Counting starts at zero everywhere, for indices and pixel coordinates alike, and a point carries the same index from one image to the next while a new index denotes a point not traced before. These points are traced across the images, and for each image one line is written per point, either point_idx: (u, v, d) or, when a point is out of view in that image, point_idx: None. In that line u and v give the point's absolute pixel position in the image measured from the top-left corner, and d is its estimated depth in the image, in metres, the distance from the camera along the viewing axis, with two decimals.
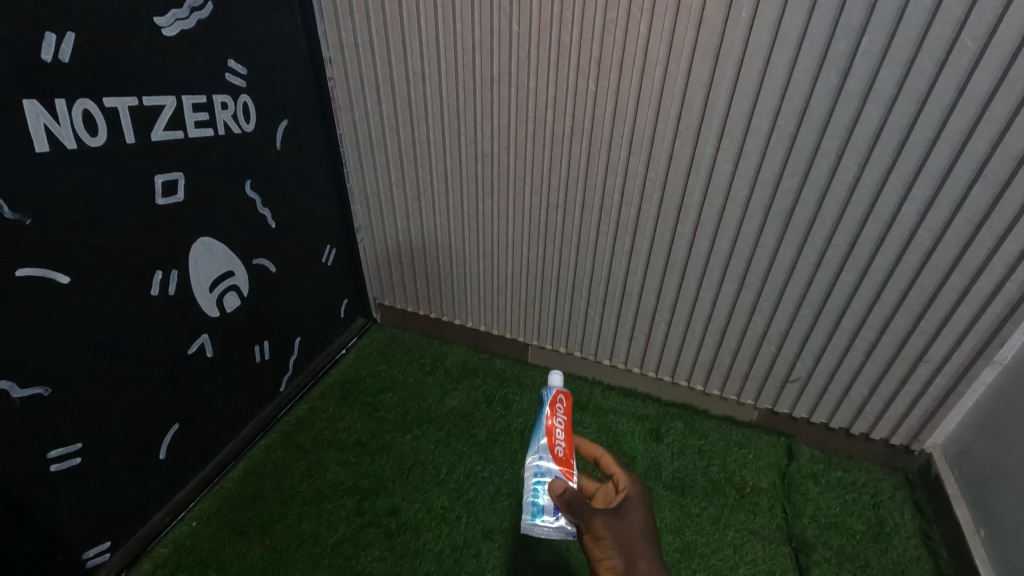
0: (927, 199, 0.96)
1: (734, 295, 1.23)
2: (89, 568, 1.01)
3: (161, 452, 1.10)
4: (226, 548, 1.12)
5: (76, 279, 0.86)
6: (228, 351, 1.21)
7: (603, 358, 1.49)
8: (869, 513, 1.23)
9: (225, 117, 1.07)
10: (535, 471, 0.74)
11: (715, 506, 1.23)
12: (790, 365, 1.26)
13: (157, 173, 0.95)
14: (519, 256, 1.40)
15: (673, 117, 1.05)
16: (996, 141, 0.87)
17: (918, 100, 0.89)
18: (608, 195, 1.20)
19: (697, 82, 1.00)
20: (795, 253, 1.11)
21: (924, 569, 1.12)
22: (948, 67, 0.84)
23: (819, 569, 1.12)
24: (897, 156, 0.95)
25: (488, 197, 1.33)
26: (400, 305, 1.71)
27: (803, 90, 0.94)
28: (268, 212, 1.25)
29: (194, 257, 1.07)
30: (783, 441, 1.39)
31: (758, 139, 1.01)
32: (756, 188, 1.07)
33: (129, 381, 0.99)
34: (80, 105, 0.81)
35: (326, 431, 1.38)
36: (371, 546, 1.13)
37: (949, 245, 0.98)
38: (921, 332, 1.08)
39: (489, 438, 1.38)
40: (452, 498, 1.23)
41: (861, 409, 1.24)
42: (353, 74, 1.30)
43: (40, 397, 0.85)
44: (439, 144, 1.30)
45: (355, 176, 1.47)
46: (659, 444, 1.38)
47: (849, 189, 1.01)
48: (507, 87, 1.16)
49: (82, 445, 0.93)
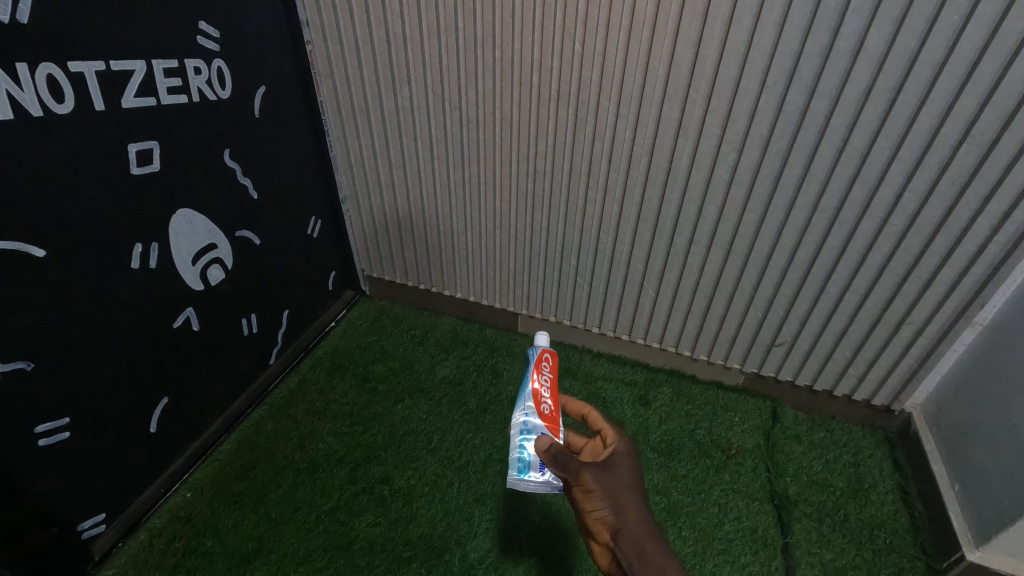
0: (913, 160, 0.96)
1: (722, 261, 1.23)
2: (86, 539, 1.02)
3: (151, 426, 1.10)
4: (222, 517, 1.14)
5: (52, 253, 0.84)
6: (215, 325, 1.20)
7: (592, 326, 1.49)
8: (849, 470, 1.27)
9: (199, 82, 1.03)
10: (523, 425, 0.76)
11: (701, 468, 1.26)
12: (776, 330, 1.28)
13: (131, 143, 0.92)
14: (508, 226, 1.39)
15: (661, 78, 1.03)
16: (985, 99, 0.87)
17: (909, 58, 0.87)
18: (595, 161, 1.19)
19: (685, 42, 0.98)
20: (782, 217, 1.11)
21: (900, 523, 1.16)
22: (939, 24, 0.83)
23: (800, 524, 1.15)
24: (886, 115, 0.94)
25: (474, 165, 1.31)
26: (388, 278, 1.70)
27: (792, 50, 0.93)
28: (250, 182, 1.23)
29: (174, 229, 1.05)
30: (768, 404, 1.42)
31: (747, 101, 1.00)
32: (744, 151, 1.06)
33: (114, 355, 0.98)
34: (43, 70, 0.77)
35: (318, 403, 1.39)
36: (365, 512, 1.15)
37: (934, 208, 0.99)
38: (904, 295, 1.10)
39: (480, 406, 1.39)
40: (443, 465, 1.25)
41: (845, 370, 1.26)
42: (332, 37, 1.25)
43: (22, 371, 0.84)
44: (423, 110, 1.28)
45: (339, 144, 1.44)
46: (647, 409, 1.40)
47: (837, 151, 1.00)
48: (490, 48, 1.12)
49: (69, 420, 0.93)
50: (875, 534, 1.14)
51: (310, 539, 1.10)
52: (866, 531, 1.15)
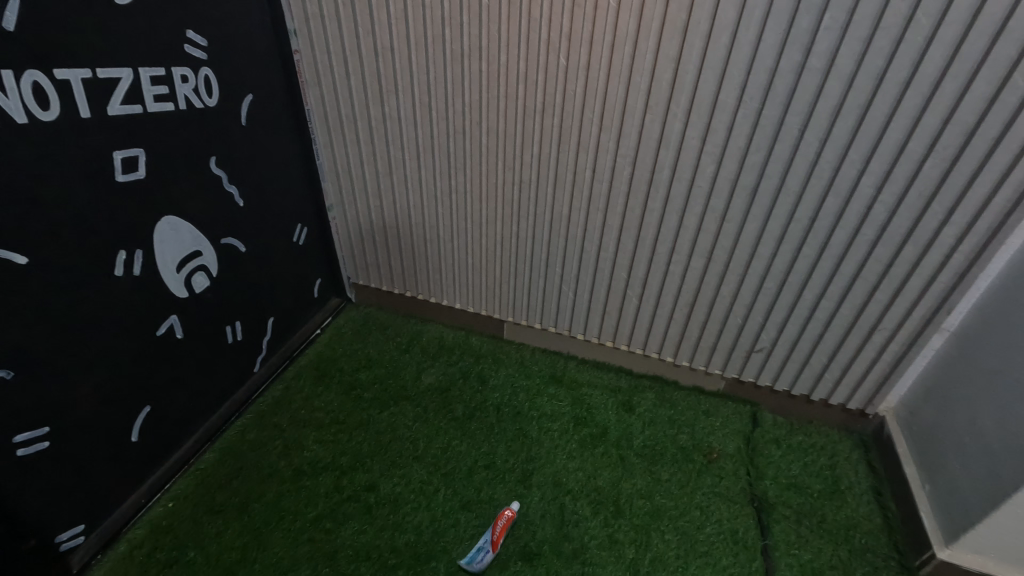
0: (883, 173, 1.00)
1: (702, 269, 1.26)
2: (64, 551, 1.01)
3: (133, 435, 1.09)
4: (204, 527, 1.13)
5: (34, 260, 0.83)
6: (199, 332, 1.20)
7: (576, 333, 1.52)
8: (826, 473, 1.30)
9: (186, 90, 1.04)
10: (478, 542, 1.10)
11: (683, 472, 1.28)
12: (755, 337, 1.31)
13: (117, 150, 0.92)
14: (493, 234, 1.41)
15: (643, 92, 1.06)
16: (948, 116, 0.91)
17: (876, 77, 0.92)
18: (580, 171, 1.21)
19: (666, 57, 1.01)
20: (760, 227, 1.15)
21: (875, 523, 1.20)
22: (904, 45, 0.87)
23: (779, 526, 1.18)
24: (856, 131, 0.98)
25: (460, 174, 1.33)
26: (374, 285, 1.70)
27: (768, 66, 0.96)
28: (236, 189, 1.23)
29: (159, 236, 1.04)
30: (748, 409, 1.45)
31: (725, 115, 1.04)
32: (723, 163, 1.09)
33: (97, 363, 0.97)
34: (28, 77, 0.77)
35: (303, 410, 1.38)
36: (350, 519, 1.15)
37: (902, 219, 1.03)
38: (875, 302, 1.14)
39: (466, 413, 1.40)
40: (429, 472, 1.26)
41: (821, 375, 1.30)
42: (319, 47, 1.26)
43: (1, 380, 0.83)
44: (410, 120, 1.29)
45: (325, 152, 1.44)
46: (631, 414, 1.42)
47: (811, 164, 1.04)
48: (477, 61, 1.15)
49: (49, 429, 0.91)
50: (851, 534, 1.17)
51: (295, 548, 1.10)
52: (842, 531, 1.18)
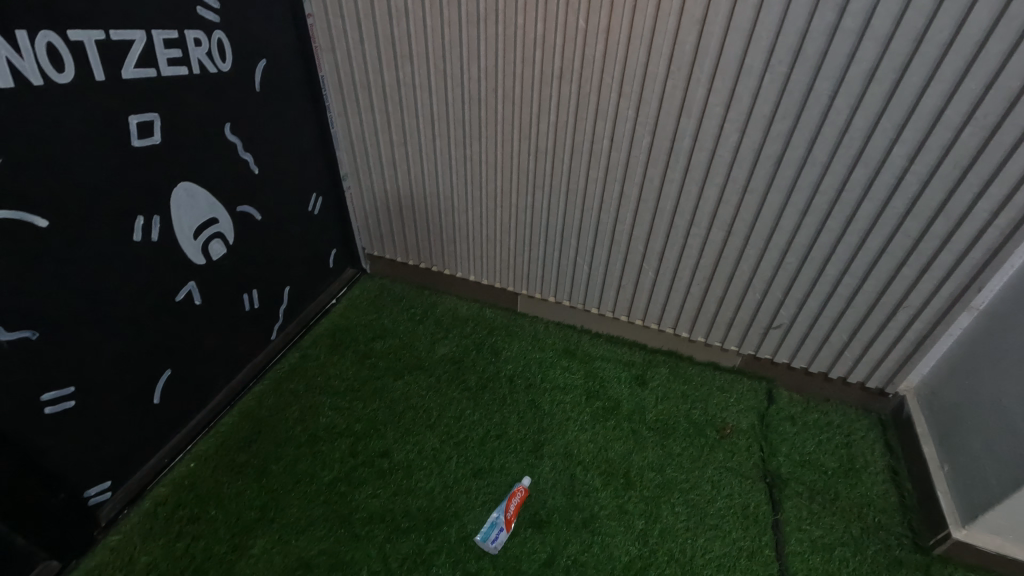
0: (916, 142, 0.96)
1: (721, 243, 1.23)
2: (92, 506, 1.05)
3: (154, 397, 1.12)
4: (224, 487, 1.16)
5: (55, 223, 0.85)
6: (216, 299, 1.21)
7: (591, 307, 1.51)
8: (841, 451, 1.28)
9: (200, 54, 1.03)
10: (492, 518, 1.11)
11: (695, 446, 1.28)
12: (773, 313, 1.29)
13: (132, 114, 0.92)
14: (508, 205, 1.39)
15: (665, 57, 1.03)
16: (990, 81, 0.86)
17: (915, 38, 0.87)
18: (597, 140, 1.18)
19: (690, 19, 0.97)
20: (783, 200, 1.12)
21: (890, 502, 1.18)
22: (947, 3, 0.82)
23: (791, 502, 1.18)
24: (889, 98, 0.93)
25: (475, 142, 1.31)
26: (388, 256, 1.70)
27: (799, 28, 0.92)
28: (251, 157, 1.22)
29: (175, 203, 1.05)
30: (763, 385, 1.43)
31: (751, 80, 0.99)
32: (747, 131, 1.05)
33: (117, 326, 0.99)
34: (42, 37, 0.77)
35: (318, 378, 1.41)
36: (364, 483, 1.18)
37: (934, 191, 0.99)
38: (902, 279, 1.10)
39: (479, 384, 1.41)
40: (442, 440, 1.27)
41: (841, 352, 1.27)
42: (333, 10, 1.23)
43: (27, 340, 0.85)
44: (425, 87, 1.27)
45: (340, 121, 1.43)
46: (644, 389, 1.42)
47: (840, 132, 1.00)
48: (494, 24, 1.11)
49: (74, 389, 0.94)
50: (864, 512, 1.16)
51: (311, 509, 1.13)
52: (856, 509, 1.17)
